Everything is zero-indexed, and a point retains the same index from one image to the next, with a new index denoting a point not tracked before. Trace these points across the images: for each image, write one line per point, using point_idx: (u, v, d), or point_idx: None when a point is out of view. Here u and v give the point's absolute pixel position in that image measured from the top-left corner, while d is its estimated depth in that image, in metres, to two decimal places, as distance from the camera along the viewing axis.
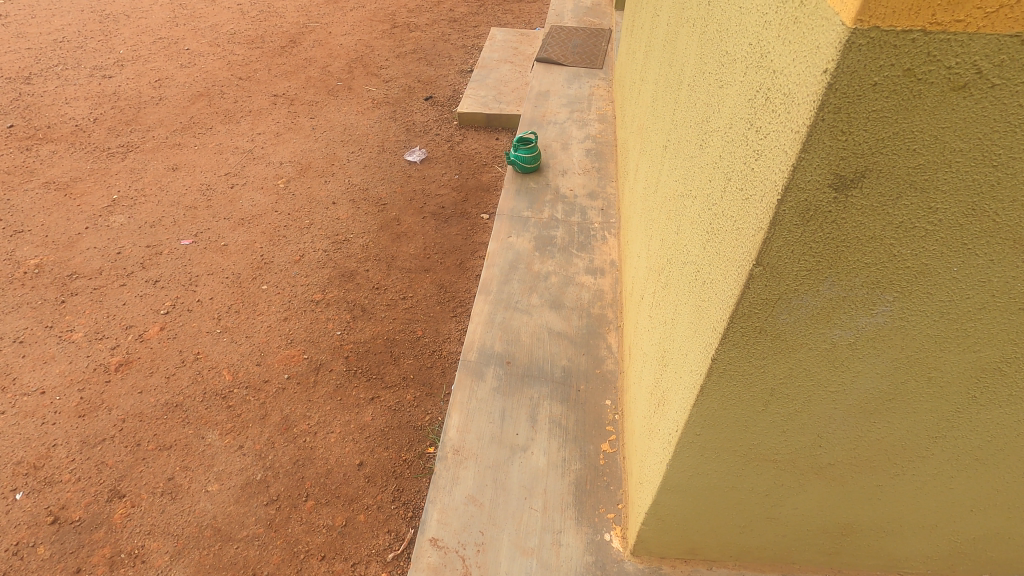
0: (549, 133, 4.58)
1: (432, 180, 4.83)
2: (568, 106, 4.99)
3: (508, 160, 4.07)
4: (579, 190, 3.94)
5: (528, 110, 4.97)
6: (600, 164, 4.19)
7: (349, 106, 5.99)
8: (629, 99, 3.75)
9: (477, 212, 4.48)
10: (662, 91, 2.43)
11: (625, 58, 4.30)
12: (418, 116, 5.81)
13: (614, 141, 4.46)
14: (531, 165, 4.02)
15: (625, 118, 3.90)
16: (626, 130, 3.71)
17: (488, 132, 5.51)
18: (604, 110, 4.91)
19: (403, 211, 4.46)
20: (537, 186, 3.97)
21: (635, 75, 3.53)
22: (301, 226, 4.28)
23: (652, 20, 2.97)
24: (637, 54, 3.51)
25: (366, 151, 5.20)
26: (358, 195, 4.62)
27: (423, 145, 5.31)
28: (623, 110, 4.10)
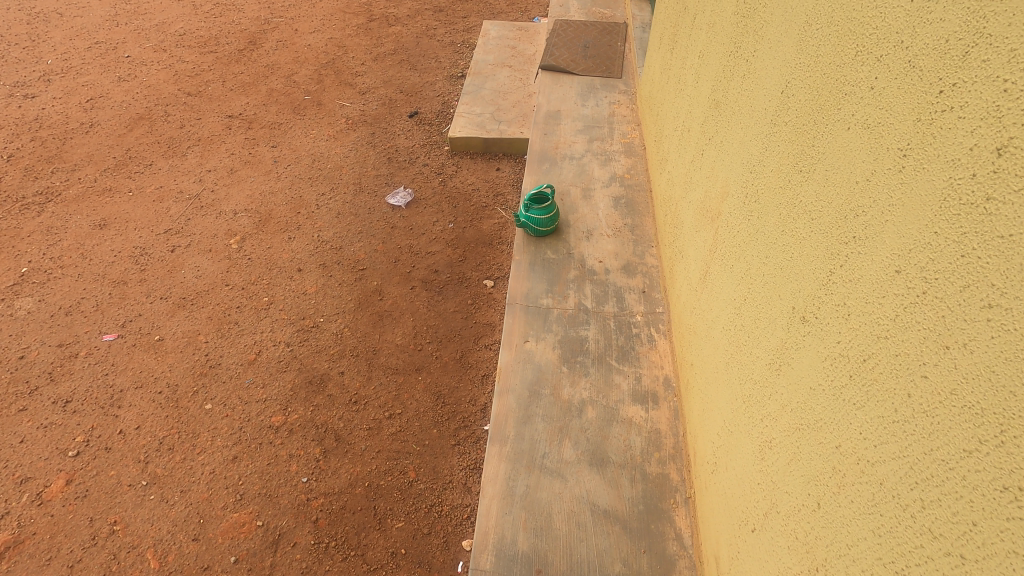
0: (566, 175, 3.69)
1: (421, 232, 3.95)
2: (585, 133, 4.08)
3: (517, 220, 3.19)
4: (611, 261, 3.07)
5: (536, 138, 4.06)
6: (634, 219, 3.31)
7: (319, 129, 5.04)
8: (678, 145, 2.85)
9: (478, 277, 3.61)
10: (772, 196, 1.57)
11: (663, 80, 3.37)
12: (401, 141, 4.88)
13: (648, 184, 3.56)
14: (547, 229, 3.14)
15: (669, 167, 3.02)
16: (675, 187, 2.83)
17: (486, 160, 4.60)
18: (631, 137, 4.00)
19: (385, 279, 3.60)
20: (556, 257, 3.11)
21: (689, 118, 2.64)
22: (258, 307, 3.41)
23: (728, 58, 2.09)
24: (692, 90, 2.62)
25: (339, 192, 4.29)
26: (330, 258, 3.74)
27: (408, 181, 4.40)
28: (664, 151, 3.19)
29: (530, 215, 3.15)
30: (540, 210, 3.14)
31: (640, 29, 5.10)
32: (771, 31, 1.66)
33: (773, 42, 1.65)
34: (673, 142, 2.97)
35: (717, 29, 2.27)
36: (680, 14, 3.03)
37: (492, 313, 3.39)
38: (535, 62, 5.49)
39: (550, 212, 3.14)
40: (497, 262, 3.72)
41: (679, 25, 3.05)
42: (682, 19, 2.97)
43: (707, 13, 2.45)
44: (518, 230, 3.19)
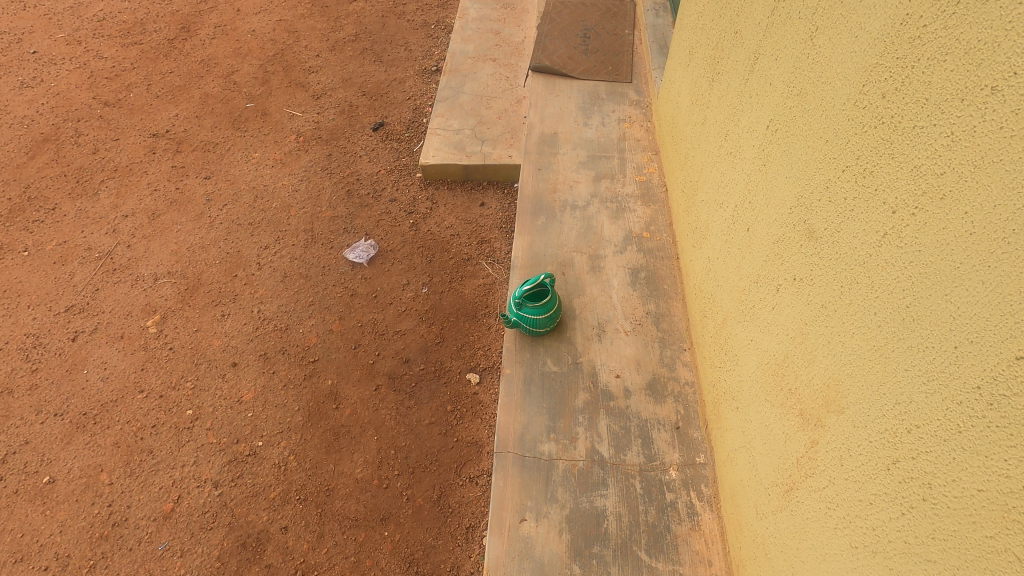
0: (568, 234, 2.89)
1: (387, 301, 3.18)
2: (590, 166, 3.23)
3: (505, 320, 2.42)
4: (632, 376, 2.33)
5: (528, 176, 3.21)
6: (658, 306, 2.55)
7: (263, 151, 4.15)
8: (725, 232, 2.07)
9: (460, 370, 2.87)
10: (977, 542, 0.84)
11: (697, 116, 2.54)
12: (363, 165, 4.01)
13: (673, 247, 2.78)
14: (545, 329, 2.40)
15: (710, 252, 2.24)
16: (723, 291, 2.06)
17: (467, 193, 3.77)
18: (648, 174, 3.16)
19: (343, 376, 2.86)
20: (560, 371, 2.35)
21: (747, 207, 1.85)
22: (178, 426, 2.67)
23: (836, 172, 1.29)
24: (752, 168, 1.82)
25: (287, 244, 3.49)
26: (273, 346, 2.98)
27: (372, 225, 3.59)
28: (699, 220, 2.40)
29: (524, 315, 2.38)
30: (536, 308, 2.37)
31: (652, 15, 4.14)
32: (975, 205, 0.88)
33: (982, 229, 0.87)
34: (715, 222, 2.18)
35: (806, 105, 1.45)
36: (727, 35, 2.16)
37: (478, 425, 2.68)
38: (524, 55, 4.54)
39: (550, 310, 2.38)
40: (483, 345, 2.97)
41: (725, 51, 2.18)
42: (731, 45, 2.11)
43: (784, 64, 1.61)
44: (508, 329, 2.42)
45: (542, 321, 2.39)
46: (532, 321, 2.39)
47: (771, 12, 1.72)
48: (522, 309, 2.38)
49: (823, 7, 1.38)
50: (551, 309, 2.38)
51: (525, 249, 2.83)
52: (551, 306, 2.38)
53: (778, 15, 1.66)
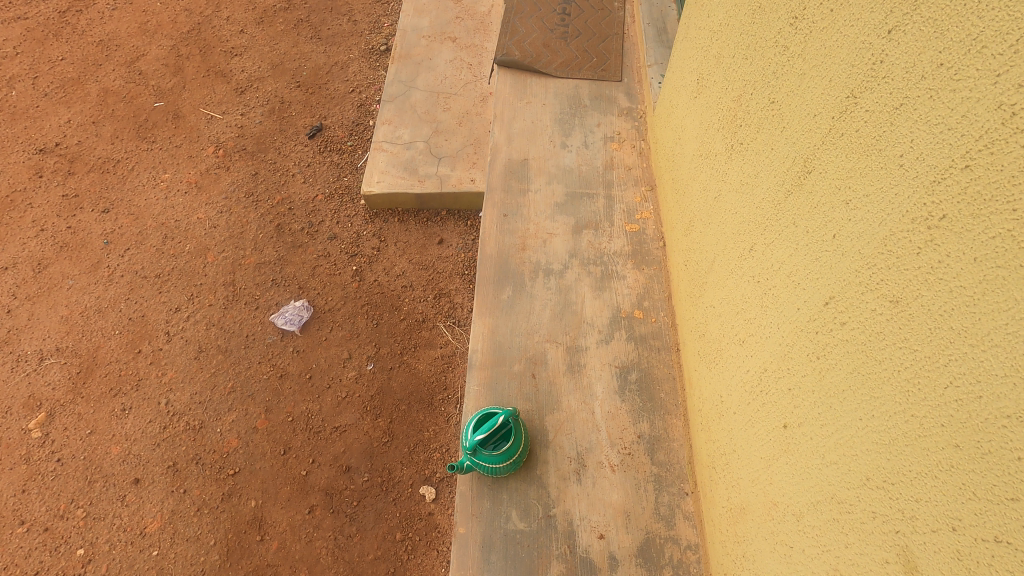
0: (540, 314, 2.28)
1: (324, 384, 2.62)
2: (568, 210, 2.57)
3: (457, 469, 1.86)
4: (619, 536, 1.82)
5: (491, 224, 2.56)
6: (653, 425, 2.00)
7: (175, 169, 3.42)
8: (745, 386, 1.49)
9: (412, 482, 2.37)
10: None
11: (706, 180, 1.89)
12: (296, 188, 3.31)
13: (673, 334, 2.20)
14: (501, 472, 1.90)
15: (722, 389, 1.67)
16: (740, 464, 1.51)
17: (423, 226, 3.12)
18: (641, 220, 2.51)
19: (269, 495, 2.35)
20: (527, 531, 1.84)
21: (782, 390, 1.27)
22: (66, 573, 2.20)
23: (977, 525, 0.72)
24: (794, 340, 1.22)
25: (203, 305, 2.88)
26: (184, 452, 2.46)
27: (306, 276, 2.96)
28: (708, 330, 1.81)
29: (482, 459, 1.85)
30: (496, 452, 1.84)
31: None
32: None
33: None
34: (731, 357, 1.60)
35: (911, 339, 0.84)
36: (756, 96, 1.48)
37: (432, 561, 2.21)
38: (491, 32, 3.71)
39: (513, 453, 1.86)
40: (440, 445, 2.45)
41: (750, 118, 1.52)
42: (762, 115, 1.44)
43: (863, 227, 0.99)
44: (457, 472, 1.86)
45: (506, 468, 1.87)
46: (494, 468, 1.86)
47: (839, 116, 1.07)
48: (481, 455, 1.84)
49: (966, 189, 0.76)
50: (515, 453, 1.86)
51: (485, 337, 2.24)
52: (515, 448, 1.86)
53: (854, 134, 1.01)
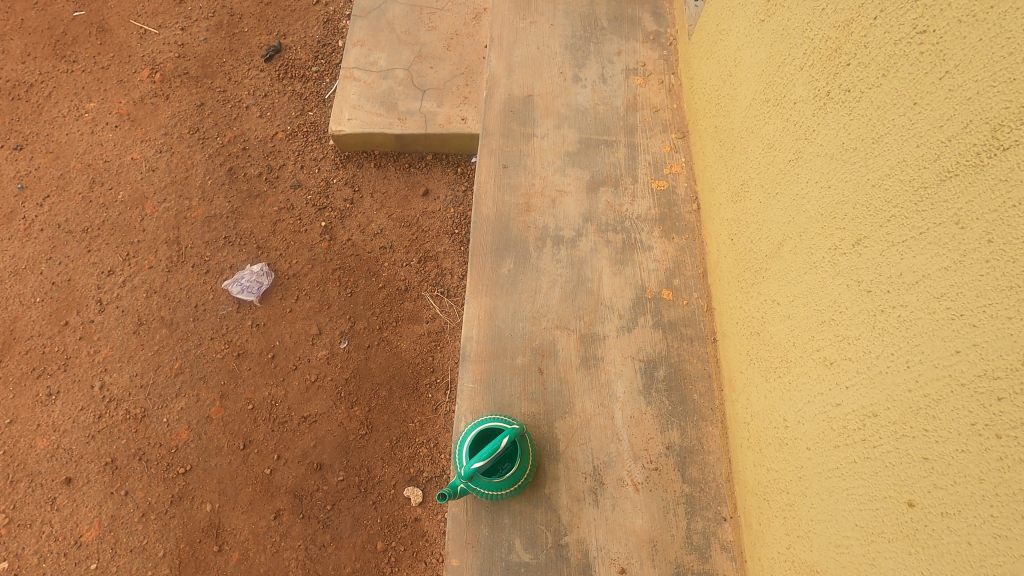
0: (548, 293, 1.89)
1: (289, 366, 2.24)
2: (582, 162, 2.11)
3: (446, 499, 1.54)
4: (643, 570, 1.53)
5: (488, 178, 2.10)
6: (685, 435, 1.67)
7: (101, 96, 2.82)
8: (831, 422, 1.14)
9: (394, 483, 2.05)
10: None
11: (773, 136, 1.45)
12: (251, 123, 2.77)
13: (708, 320, 1.82)
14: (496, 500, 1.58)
15: (787, 411, 1.33)
16: (814, 514, 1.19)
17: (404, 174, 2.63)
18: (670, 176, 2.07)
19: (227, 497, 2.02)
20: (534, 565, 1.54)
21: (909, 454, 0.91)
22: None
23: None
24: (942, 393, 0.86)
25: (141, 267, 2.42)
26: (125, 447, 2.09)
27: (265, 233, 2.50)
28: (765, 329, 1.45)
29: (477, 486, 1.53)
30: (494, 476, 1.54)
31: None
32: None
33: None
34: (806, 376, 1.24)
35: None
36: (885, 22, 1.03)
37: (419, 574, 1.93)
38: None
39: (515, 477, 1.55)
40: (427, 439, 2.11)
41: (869, 54, 1.08)
42: (896, 52, 1.00)
43: None
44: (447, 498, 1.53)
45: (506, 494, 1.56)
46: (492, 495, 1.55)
47: None
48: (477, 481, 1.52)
49: None
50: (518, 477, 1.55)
51: (481, 322, 1.85)
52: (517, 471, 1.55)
53: None
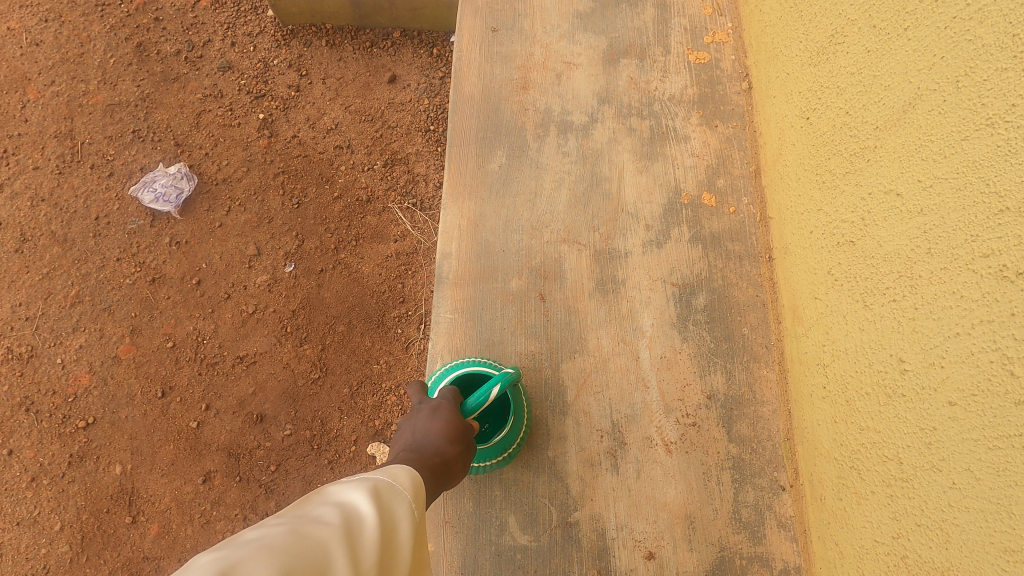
0: (552, 197, 1.42)
1: (220, 294, 1.77)
2: (596, 25, 1.59)
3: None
4: (677, 556, 1.16)
5: (472, 45, 1.57)
6: (732, 381, 1.26)
7: None
8: (1011, 367, 0.73)
9: (355, 438, 1.64)
10: None
11: None
12: None
13: (762, 233, 1.39)
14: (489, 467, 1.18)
15: (907, 347, 0.91)
16: (956, 499, 0.80)
17: (364, 55, 2.07)
18: (712, 46, 1.57)
19: (141, 457, 1.60)
20: (533, 550, 1.16)
21: None
22: None
23: None
24: None
25: (24, 169, 1.87)
26: (8, 395, 1.64)
27: (186, 126, 1.95)
28: (870, 235, 1.01)
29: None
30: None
31: None
32: None
33: None
34: (956, 298, 0.82)
35: None
36: None
37: None
38: None
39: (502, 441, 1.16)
40: (395, 384, 1.69)
41: None
42: None
43: None
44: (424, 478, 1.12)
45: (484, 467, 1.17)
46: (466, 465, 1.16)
47: None
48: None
49: None
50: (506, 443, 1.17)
51: (463, 233, 1.39)
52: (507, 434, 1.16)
53: None
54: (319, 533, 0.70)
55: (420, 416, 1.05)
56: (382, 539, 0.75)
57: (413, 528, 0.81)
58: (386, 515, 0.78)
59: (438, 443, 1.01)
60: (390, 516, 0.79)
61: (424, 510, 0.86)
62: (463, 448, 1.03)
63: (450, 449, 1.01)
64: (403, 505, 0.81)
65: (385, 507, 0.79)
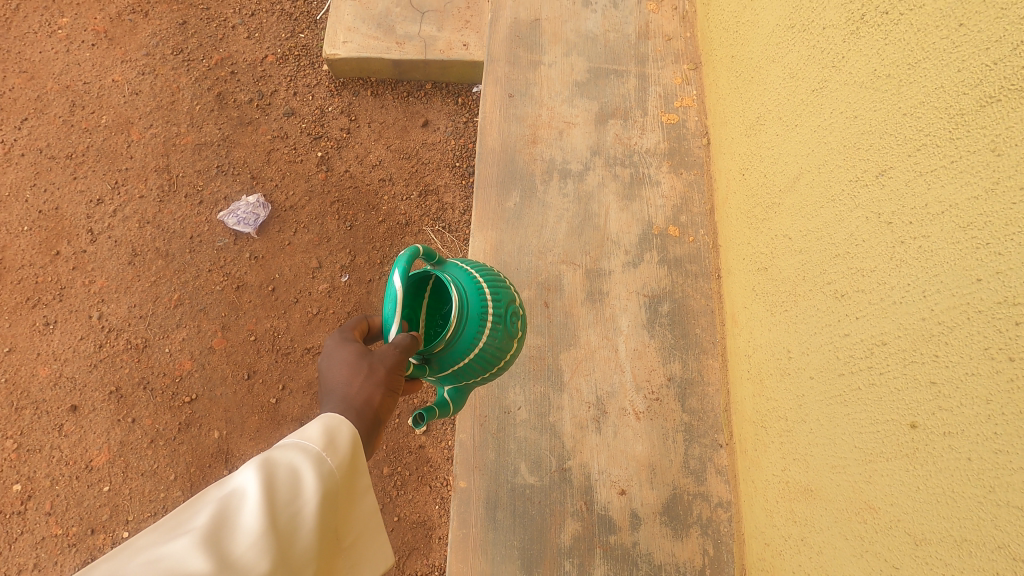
0: (554, 229, 1.87)
1: (290, 298, 2.22)
2: (590, 92, 2.04)
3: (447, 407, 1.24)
4: (642, 493, 1.60)
5: (493, 107, 2.03)
6: (686, 367, 1.71)
7: (74, 11, 2.62)
8: (837, 353, 1.18)
9: (398, 413, 2.08)
10: None
11: (797, 65, 1.41)
12: (240, 45, 2.61)
13: (713, 257, 1.83)
14: (497, 349, 1.21)
15: (791, 341, 1.36)
16: (811, 439, 1.25)
17: (402, 103, 2.53)
18: (680, 109, 2.02)
19: (234, 425, 2.06)
20: (539, 487, 1.61)
21: (914, 379, 0.95)
22: (4, 511, 1.95)
23: None
24: (957, 321, 0.88)
25: (131, 197, 2.34)
26: (128, 376, 2.10)
27: (259, 162, 2.41)
28: (775, 265, 1.46)
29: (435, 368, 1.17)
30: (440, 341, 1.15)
31: None
32: None
33: None
34: (814, 309, 1.27)
35: None
36: None
37: (425, 498, 2.00)
38: None
39: (467, 309, 1.16)
40: None
41: None
42: None
43: None
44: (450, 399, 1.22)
45: (493, 345, 1.19)
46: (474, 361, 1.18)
47: None
48: (428, 357, 1.16)
49: None
50: (477, 306, 1.17)
51: (487, 255, 1.84)
52: (457, 298, 1.14)
53: None
54: (196, 532, 0.70)
55: (327, 362, 1.04)
56: (279, 511, 0.75)
57: (320, 486, 0.81)
58: (288, 486, 0.78)
59: (341, 386, 1.01)
60: (295, 484, 0.79)
61: (338, 465, 0.85)
62: (369, 377, 1.01)
63: (355, 387, 1.00)
64: (305, 469, 0.80)
65: (281, 479, 0.78)
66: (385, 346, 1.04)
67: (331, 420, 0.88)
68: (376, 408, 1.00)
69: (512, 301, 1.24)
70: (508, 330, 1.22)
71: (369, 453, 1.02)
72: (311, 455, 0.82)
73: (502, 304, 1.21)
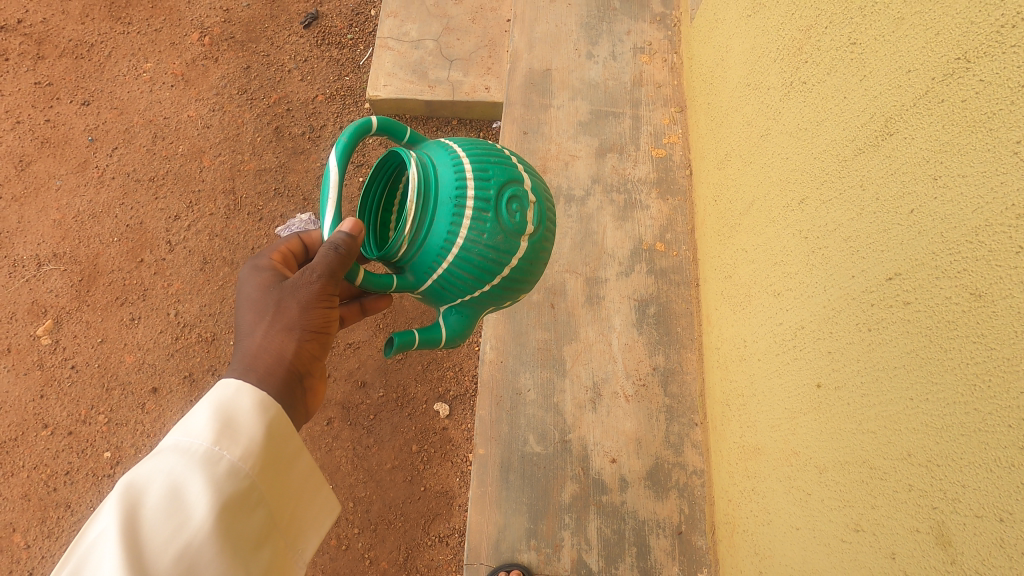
0: (560, 243, 2.24)
1: None
2: (592, 131, 2.43)
3: (448, 337, 1.43)
4: (630, 462, 1.93)
5: (509, 142, 2.42)
6: (668, 359, 2.06)
7: (157, 58, 3.09)
8: (775, 338, 1.52)
9: (426, 399, 2.43)
10: None
11: (751, 116, 1.78)
12: (294, 86, 3.05)
13: (694, 269, 2.19)
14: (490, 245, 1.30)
15: (746, 332, 1.71)
16: (758, 407, 1.59)
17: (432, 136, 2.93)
18: (668, 145, 2.40)
19: None
20: (544, 454, 1.95)
21: (819, 351, 1.30)
22: (96, 474, 2.33)
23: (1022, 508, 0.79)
24: (841, 306, 1.22)
25: (203, 214, 2.76)
26: (199, 364, 2.49)
27: (310, 186, 2.83)
28: (735, 273, 1.81)
29: (427, 270, 1.31)
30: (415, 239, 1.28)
31: None
32: None
33: None
34: (761, 306, 1.61)
35: (990, 335, 0.86)
36: (831, 31, 1.34)
37: (447, 472, 2.33)
38: None
39: (440, 198, 1.28)
40: (453, 364, 2.48)
41: (820, 58, 1.39)
42: (836, 57, 1.31)
43: (953, 209, 0.94)
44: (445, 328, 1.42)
45: (480, 240, 1.29)
46: (461, 256, 1.29)
47: (941, 78, 0.99)
48: (405, 265, 1.32)
49: None
50: (453, 191, 1.28)
51: None
52: (421, 182, 1.26)
53: (960, 104, 0.95)
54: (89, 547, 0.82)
55: (240, 322, 1.26)
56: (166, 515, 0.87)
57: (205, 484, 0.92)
58: (174, 493, 0.90)
59: (252, 337, 1.22)
60: (180, 491, 0.90)
61: (222, 461, 0.96)
62: (273, 327, 1.22)
63: (259, 336, 1.21)
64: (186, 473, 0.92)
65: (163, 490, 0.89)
66: (293, 289, 1.24)
67: (223, 408, 1.03)
68: (288, 353, 1.21)
69: (504, 185, 1.31)
70: (500, 218, 1.30)
71: (300, 402, 1.24)
72: (197, 457, 0.95)
73: (490, 187, 1.29)
